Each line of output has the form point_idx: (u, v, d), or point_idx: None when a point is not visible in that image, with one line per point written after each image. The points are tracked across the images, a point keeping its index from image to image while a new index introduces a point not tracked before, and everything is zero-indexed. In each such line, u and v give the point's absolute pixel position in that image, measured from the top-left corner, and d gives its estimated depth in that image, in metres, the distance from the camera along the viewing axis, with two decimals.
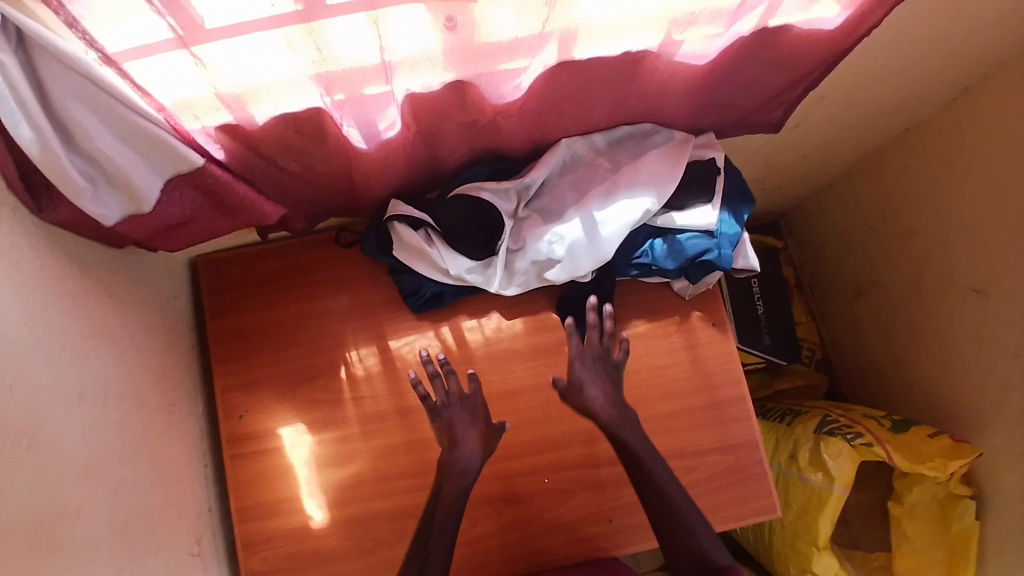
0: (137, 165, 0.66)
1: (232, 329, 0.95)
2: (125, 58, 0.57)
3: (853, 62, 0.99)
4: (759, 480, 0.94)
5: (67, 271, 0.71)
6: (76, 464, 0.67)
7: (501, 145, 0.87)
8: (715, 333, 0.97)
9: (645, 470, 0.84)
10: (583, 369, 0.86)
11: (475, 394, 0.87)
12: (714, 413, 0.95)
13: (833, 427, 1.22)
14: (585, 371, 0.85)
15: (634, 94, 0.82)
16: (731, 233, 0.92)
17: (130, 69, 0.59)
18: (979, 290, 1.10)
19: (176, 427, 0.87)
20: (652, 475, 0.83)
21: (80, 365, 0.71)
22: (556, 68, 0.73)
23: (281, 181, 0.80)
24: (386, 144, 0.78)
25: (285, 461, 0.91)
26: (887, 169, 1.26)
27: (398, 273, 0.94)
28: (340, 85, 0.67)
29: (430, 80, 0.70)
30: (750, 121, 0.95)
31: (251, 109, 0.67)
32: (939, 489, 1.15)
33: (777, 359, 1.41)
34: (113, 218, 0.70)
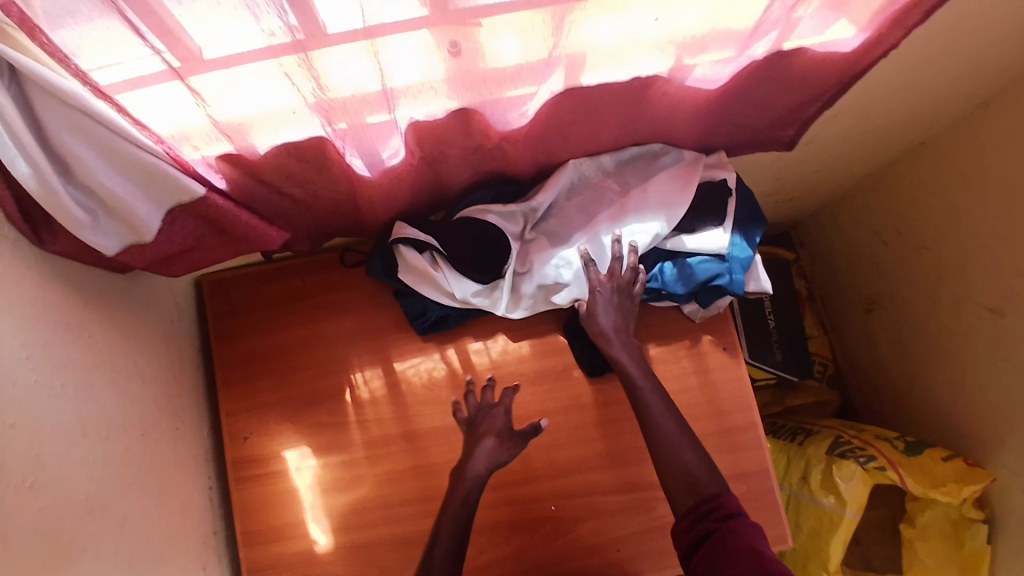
0: (137, 197, 0.66)
1: (236, 352, 0.95)
2: (118, 90, 0.57)
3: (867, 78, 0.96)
4: (772, 508, 0.92)
5: (69, 302, 0.70)
6: (77, 497, 0.67)
7: (506, 166, 0.85)
8: (726, 357, 0.95)
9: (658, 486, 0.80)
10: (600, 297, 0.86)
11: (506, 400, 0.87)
12: (725, 439, 0.93)
13: (846, 448, 1.19)
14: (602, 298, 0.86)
15: (642, 116, 0.80)
16: (742, 257, 0.89)
17: (124, 101, 0.58)
18: (994, 309, 1.07)
19: (181, 452, 0.86)
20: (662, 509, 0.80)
21: (83, 399, 0.70)
22: (562, 94, 0.71)
23: (284, 206, 0.79)
24: (390, 170, 0.77)
25: (289, 486, 0.90)
26: (901, 183, 1.23)
27: (403, 296, 0.93)
28: (341, 115, 0.65)
29: (433, 108, 0.68)
30: (761, 139, 0.93)
31: (252, 139, 0.66)
32: (952, 511, 1.12)
33: (788, 375, 1.38)
34: (115, 248, 0.69)
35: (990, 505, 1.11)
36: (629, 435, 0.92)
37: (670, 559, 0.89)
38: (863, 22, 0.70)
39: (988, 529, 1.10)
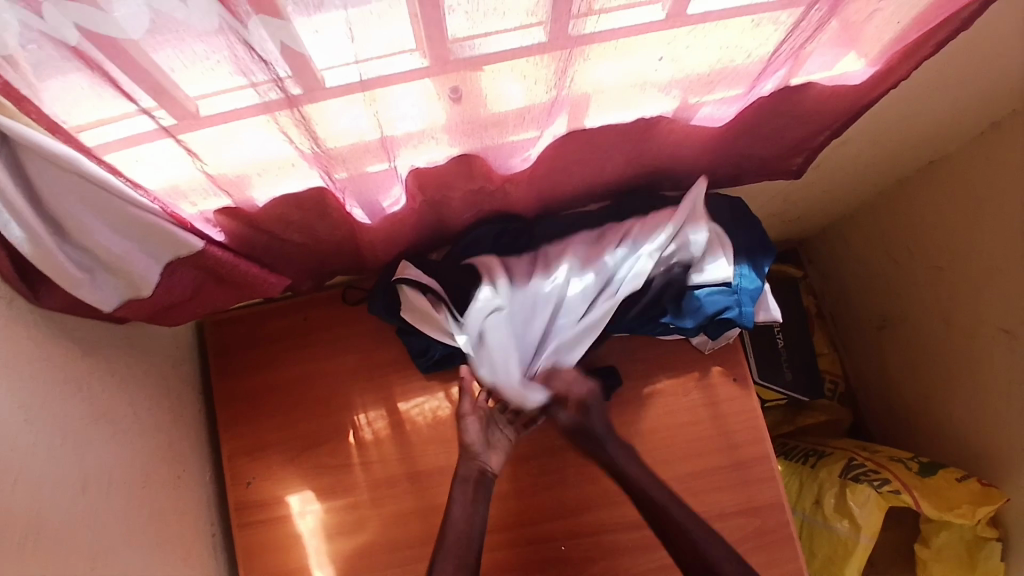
0: (135, 254, 0.64)
1: (237, 393, 0.93)
2: (109, 148, 0.56)
3: None
4: (789, 545, 0.89)
5: (66, 356, 0.69)
6: (76, 556, 0.65)
7: (509, 204, 0.84)
8: (737, 389, 0.94)
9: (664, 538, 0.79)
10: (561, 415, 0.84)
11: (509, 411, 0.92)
12: (738, 474, 0.91)
13: (859, 472, 1.18)
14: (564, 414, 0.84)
15: (647, 153, 0.79)
16: (752, 288, 0.87)
17: (113, 160, 0.57)
18: (1010, 330, 1.05)
19: (183, 498, 0.85)
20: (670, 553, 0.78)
21: (80, 454, 0.68)
22: (565, 137, 0.69)
23: (284, 251, 0.77)
24: (391, 215, 0.75)
25: (293, 530, 0.89)
26: (909, 202, 1.21)
27: (406, 335, 0.91)
28: (339, 165, 0.64)
29: (434, 155, 0.67)
30: (768, 168, 0.91)
31: (250, 191, 0.65)
32: (965, 531, 1.09)
33: (798, 395, 1.36)
34: (112, 303, 0.68)
35: (1002, 523, 1.09)
36: None
37: None
38: (871, 55, 0.69)
39: (1001, 548, 1.08)
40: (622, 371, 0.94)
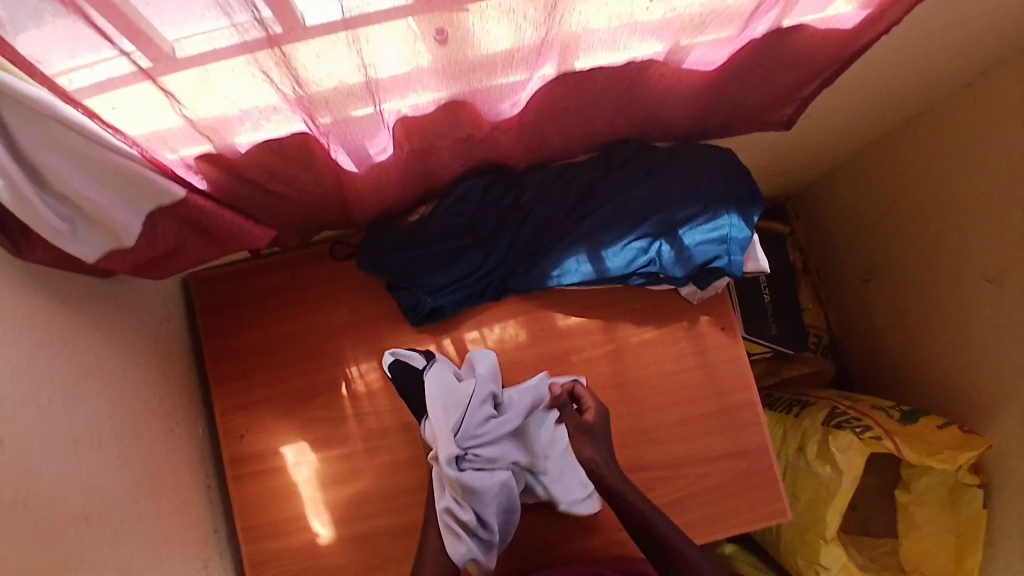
0: (115, 203, 0.63)
1: (227, 349, 0.93)
2: (87, 94, 0.54)
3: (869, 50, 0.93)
4: (771, 486, 0.93)
5: (51, 310, 0.68)
6: (71, 510, 0.65)
7: (498, 154, 0.82)
8: (725, 338, 0.95)
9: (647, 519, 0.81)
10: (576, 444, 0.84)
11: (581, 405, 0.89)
12: (724, 419, 0.94)
13: (842, 420, 1.21)
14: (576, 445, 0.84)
15: (637, 100, 0.77)
16: (742, 237, 0.88)
17: (92, 105, 0.55)
18: (992, 280, 1.07)
19: (177, 452, 0.86)
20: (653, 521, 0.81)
21: (72, 408, 0.68)
22: (555, 79, 0.68)
23: (269, 203, 0.76)
24: (378, 164, 0.74)
25: (290, 480, 0.90)
26: (900, 154, 1.21)
27: (395, 288, 0.91)
28: (323, 109, 0.62)
29: (421, 100, 0.65)
30: (758, 118, 0.91)
31: (233, 137, 0.63)
32: (947, 478, 1.15)
33: (783, 348, 1.39)
34: (94, 254, 0.66)
35: (985, 470, 1.14)
36: (628, 418, 0.93)
37: None
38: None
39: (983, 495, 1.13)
40: (612, 321, 0.94)
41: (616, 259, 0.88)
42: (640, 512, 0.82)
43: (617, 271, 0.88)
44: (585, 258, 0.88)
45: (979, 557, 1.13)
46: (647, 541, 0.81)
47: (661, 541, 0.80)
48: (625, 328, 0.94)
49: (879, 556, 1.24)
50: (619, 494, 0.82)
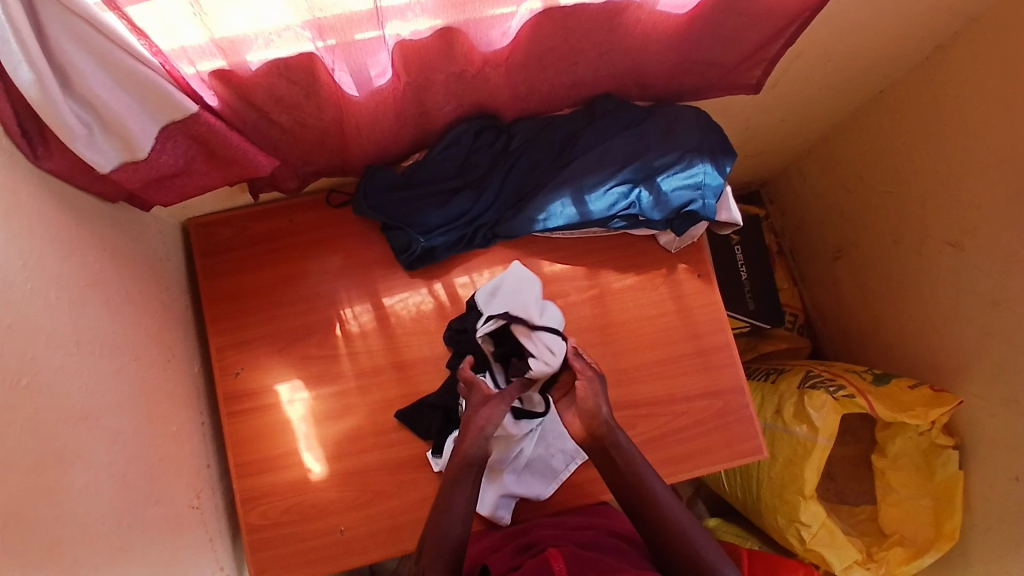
0: (133, 112, 0.67)
1: (225, 292, 0.96)
2: (126, 2, 0.57)
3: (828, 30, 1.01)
4: (745, 424, 0.97)
5: (63, 219, 0.71)
6: (73, 409, 0.66)
7: (488, 97, 0.89)
8: (701, 285, 1.01)
9: (630, 462, 0.85)
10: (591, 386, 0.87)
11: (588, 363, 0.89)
12: (701, 360, 0.98)
13: (817, 381, 1.25)
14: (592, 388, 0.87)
15: (617, 46, 0.85)
16: (714, 184, 0.95)
17: (130, 13, 0.59)
18: (955, 244, 1.11)
19: (171, 383, 0.88)
20: (632, 460, 0.85)
21: (77, 312, 0.70)
22: (541, 14, 0.75)
23: (271, 134, 0.81)
24: (377, 93, 0.79)
25: (282, 417, 0.93)
26: (862, 131, 1.27)
27: (390, 231, 0.96)
28: (331, 31, 0.67)
29: (419, 26, 0.71)
30: (729, 80, 0.98)
31: (245, 55, 0.67)
32: (921, 441, 1.18)
33: (761, 322, 1.44)
34: (108, 165, 0.71)
35: (959, 432, 1.15)
36: (610, 359, 0.97)
37: None
38: None
39: (958, 455, 1.14)
40: (595, 268, 1.00)
41: (598, 203, 0.94)
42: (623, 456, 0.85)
43: (600, 214, 0.94)
44: (569, 202, 0.94)
45: (956, 521, 1.14)
46: (638, 503, 0.84)
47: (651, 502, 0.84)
48: (607, 274, 1.00)
49: (857, 523, 1.25)
50: (622, 443, 0.86)
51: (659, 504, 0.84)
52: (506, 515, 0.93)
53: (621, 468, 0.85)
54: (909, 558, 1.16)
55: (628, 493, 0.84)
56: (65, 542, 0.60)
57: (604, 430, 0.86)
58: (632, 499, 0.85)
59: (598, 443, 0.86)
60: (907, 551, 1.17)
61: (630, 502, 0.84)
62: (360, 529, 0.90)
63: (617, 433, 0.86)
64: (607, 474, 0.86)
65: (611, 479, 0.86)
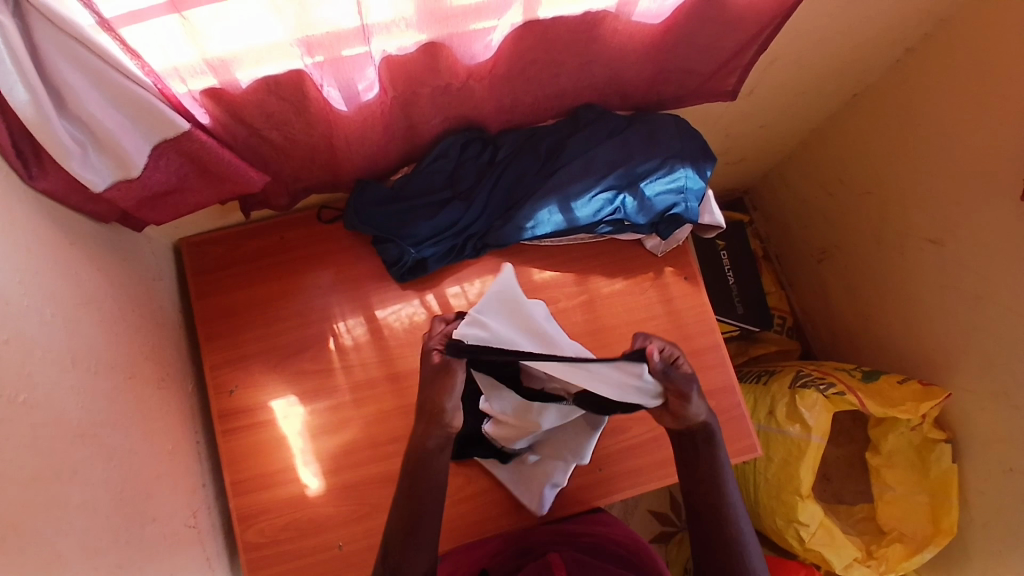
0: (126, 130, 0.69)
1: (218, 310, 0.97)
2: (121, 23, 0.59)
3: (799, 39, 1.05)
4: (738, 423, 0.98)
5: (57, 238, 0.72)
6: (69, 424, 0.66)
7: (474, 109, 0.91)
8: (688, 287, 1.03)
9: (701, 453, 0.79)
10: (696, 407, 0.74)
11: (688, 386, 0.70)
12: (692, 361, 1.00)
13: (807, 380, 1.27)
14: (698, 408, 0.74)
15: (597, 58, 0.88)
16: (696, 188, 0.98)
17: (125, 35, 0.60)
18: (935, 240, 1.14)
19: (165, 402, 0.88)
20: (711, 452, 0.79)
21: (71, 330, 0.71)
22: (523, 28, 0.78)
23: (262, 150, 0.83)
24: (365, 106, 0.81)
25: (278, 433, 0.93)
26: (839, 134, 1.31)
27: (382, 244, 0.98)
28: (320, 48, 0.69)
29: (405, 42, 0.74)
30: (706, 88, 1.02)
31: (235, 72, 0.69)
32: (914, 436, 1.19)
33: (750, 326, 1.46)
34: (102, 183, 0.72)
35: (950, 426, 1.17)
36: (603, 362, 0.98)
37: (646, 474, 0.96)
38: None
39: (951, 450, 1.15)
40: (584, 274, 1.02)
41: (585, 210, 0.96)
42: (702, 442, 0.79)
43: (586, 220, 0.97)
44: (556, 210, 0.96)
45: (954, 516, 1.13)
46: (703, 499, 0.78)
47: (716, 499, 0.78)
48: (595, 279, 1.02)
49: (856, 523, 1.25)
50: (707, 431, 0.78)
51: (723, 504, 0.77)
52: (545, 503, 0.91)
53: (692, 451, 0.79)
54: (908, 555, 1.16)
55: (693, 482, 0.79)
56: (63, 556, 0.60)
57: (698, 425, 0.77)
58: (701, 491, 0.78)
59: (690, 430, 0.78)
60: (907, 548, 1.17)
61: (696, 495, 0.79)
62: (358, 543, 0.89)
63: (712, 425, 0.78)
64: (687, 460, 0.80)
65: (689, 464, 0.80)
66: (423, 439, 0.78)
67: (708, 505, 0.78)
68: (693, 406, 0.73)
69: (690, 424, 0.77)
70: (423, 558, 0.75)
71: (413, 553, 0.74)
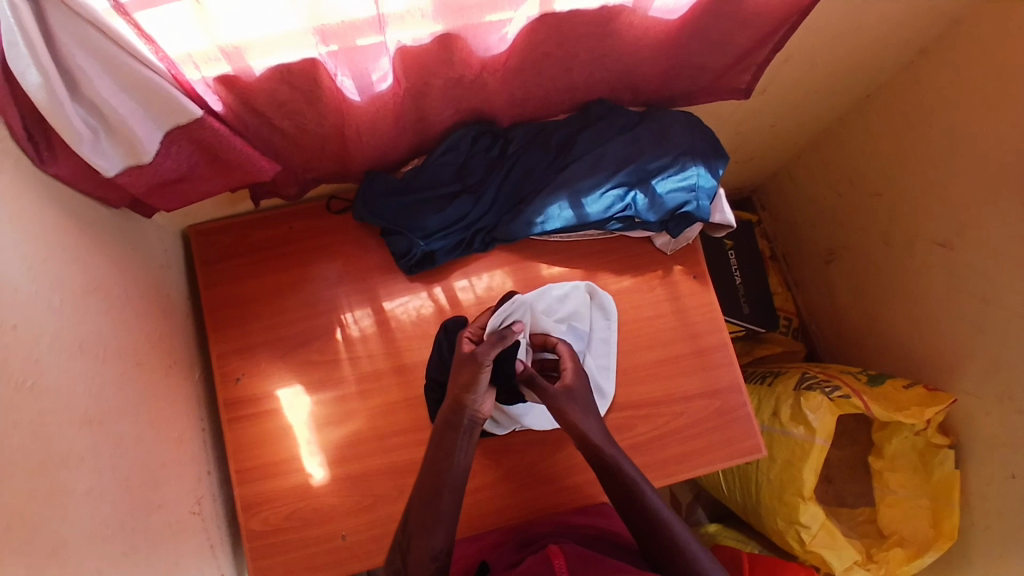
0: (138, 117, 0.68)
1: (225, 299, 0.97)
2: (135, 8, 0.59)
3: (813, 40, 1.04)
4: (743, 422, 0.98)
5: (67, 223, 0.72)
6: (76, 410, 0.66)
7: (486, 102, 0.91)
8: (696, 286, 1.02)
9: (613, 467, 0.81)
10: (573, 407, 0.85)
11: (580, 387, 0.88)
12: (699, 359, 0.99)
13: (812, 382, 1.27)
14: (576, 409, 0.85)
15: (611, 52, 0.87)
16: (708, 186, 0.97)
17: (139, 19, 0.60)
18: (944, 244, 1.13)
19: (171, 389, 0.88)
20: (619, 468, 0.81)
21: (80, 316, 0.70)
22: (537, 21, 0.77)
23: (274, 139, 0.83)
24: (377, 97, 0.81)
25: (283, 423, 0.93)
26: (849, 135, 1.30)
27: (390, 235, 0.98)
28: (334, 37, 0.69)
29: (420, 32, 0.73)
30: (718, 85, 1.01)
31: (248, 61, 0.69)
32: (918, 440, 1.18)
33: (756, 327, 1.45)
34: (113, 169, 0.72)
35: (954, 431, 1.16)
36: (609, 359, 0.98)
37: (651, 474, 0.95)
38: None
39: (954, 455, 1.15)
40: (592, 271, 1.01)
41: (595, 206, 0.96)
42: (609, 462, 0.82)
43: (596, 216, 0.96)
44: (566, 205, 0.95)
45: (955, 520, 1.13)
46: (631, 511, 0.80)
47: (650, 515, 0.79)
48: (604, 276, 1.02)
49: (857, 525, 1.25)
50: (611, 460, 0.82)
51: (651, 511, 0.79)
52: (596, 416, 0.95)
53: (606, 468, 0.82)
54: (909, 558, 1.16)
55: (615, 491, 0.81)
56: (69, 543, 0.60)
57: (596, 439, 0.83)
58: (631, 511, 0.80)
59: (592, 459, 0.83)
60: (908, 551, 1.17)
61: (624, 511, 0.80)
62: (361, 534, 0.90)
63: (610, 450, 0.82)
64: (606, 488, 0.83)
65: (610, 491, 0.82)
66: (456, 413, 0.82)
67: (644, 523, 0.79)
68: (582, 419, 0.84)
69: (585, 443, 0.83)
70: (435, 539, 0.75)
71: (431, 528, 0.76)
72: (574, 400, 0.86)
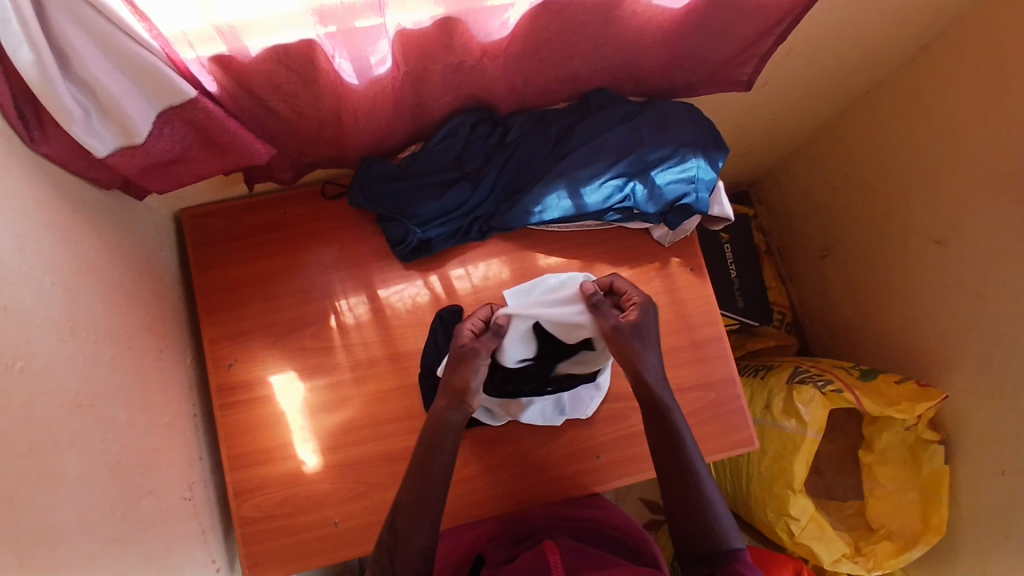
0: (131, 96, 0.67)
1: (218, 283, 0.96)
2: None
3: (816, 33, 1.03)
4: (737, 414, 0.98)
5: (59, 204, 0.70)
6: (66, 394, 0.65)
7: (485, 88, 0.90)
8: (693, 278, 1.02)
9: (662, 412, 0.82)
10: (634, 340, 0.84)
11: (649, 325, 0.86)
12: (694, 351, 0.99)
13: (805, 375, 1.28)
14: (637, 340, 0.84)
15: (612, 40, 0.86)
16: (707, 178, 0.96)
17: None
18: (940, 241, 1.13)
19: (164, 374, 0.87)
20: (669, 413, 0.82)
21: (70, 299, 0.69)
22: (539, 6, 0.75)
23: (269, 121, 0.81)
24: (375, 81, 0.80)
25: (276, 409, 0.92)
26: (848, 130, 1.29)
27: (387, 222, 0.96)
28: (333, 18, 0.67)
29: (419, 16, 0.72)
30: (720, 77, 1.00)
31: (244, 41, 0.67)
32: (907, 435, 1.19)
33: (750, 320, 1.45)
34: (105, 149, 0.70)
35: (944, 427, 1.17)
36: None
37: (645, 464, 0.95)
38: None
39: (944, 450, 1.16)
40: (589, 261, 1.01)
41: (594, 196, 0.95)
42: (660, 406, 0.83)
43: (595, 206, 0.96)
44: (565, 194, 0.95)
45: (943, 515, 1.15)
46: (667, 459, 0.80)
47: (683, 464, 0.79)
48: (601, 267, 1.01)
49: (846, 518, 1.26)
50: (664, 405, 0.83)
51: (686, 459, 0.80)
52: (590, 407, 0.95)
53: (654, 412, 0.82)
54: (897, 552, 1.18)
55: (657, 435, 0.82)
56: (59, 528, 0.59)
57: (652, 378, 0.84)
58: (667, 457, 0.81)
59: (645, 397, 0.84)
60: (896, 545, 1.18)
61: (661, 457, 0.81)
62: (355, 521, 0.89)
63: (662, 392, 0.83)
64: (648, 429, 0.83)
65: (653, 432, 0.83)
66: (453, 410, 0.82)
67: (675, 470, 0.80)
68: (644, 358, 0.84)
69: (640, 382, 0.84)
70: (422, 535, 0.75)
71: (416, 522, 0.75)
72: (637, 336, 0.84)
